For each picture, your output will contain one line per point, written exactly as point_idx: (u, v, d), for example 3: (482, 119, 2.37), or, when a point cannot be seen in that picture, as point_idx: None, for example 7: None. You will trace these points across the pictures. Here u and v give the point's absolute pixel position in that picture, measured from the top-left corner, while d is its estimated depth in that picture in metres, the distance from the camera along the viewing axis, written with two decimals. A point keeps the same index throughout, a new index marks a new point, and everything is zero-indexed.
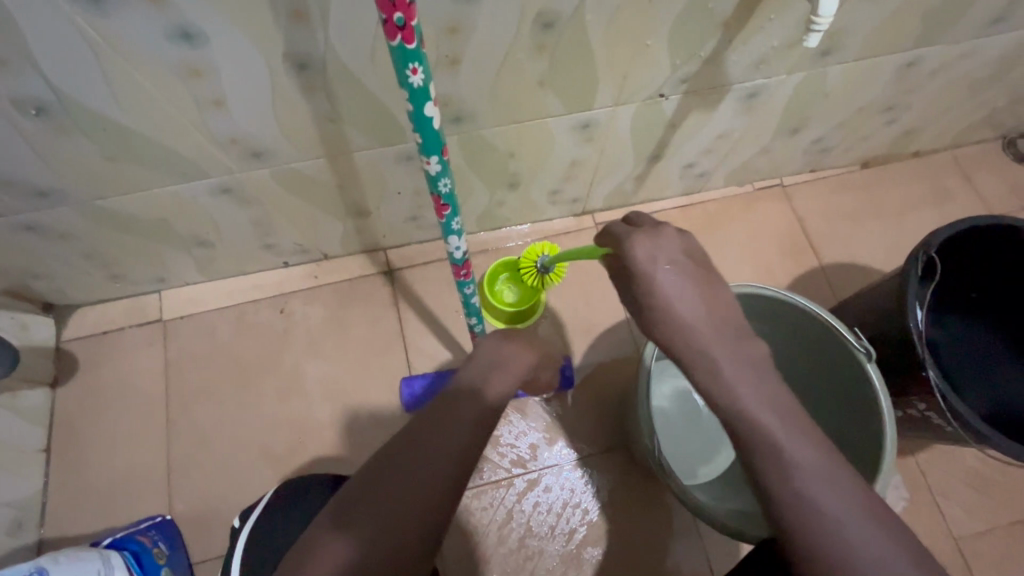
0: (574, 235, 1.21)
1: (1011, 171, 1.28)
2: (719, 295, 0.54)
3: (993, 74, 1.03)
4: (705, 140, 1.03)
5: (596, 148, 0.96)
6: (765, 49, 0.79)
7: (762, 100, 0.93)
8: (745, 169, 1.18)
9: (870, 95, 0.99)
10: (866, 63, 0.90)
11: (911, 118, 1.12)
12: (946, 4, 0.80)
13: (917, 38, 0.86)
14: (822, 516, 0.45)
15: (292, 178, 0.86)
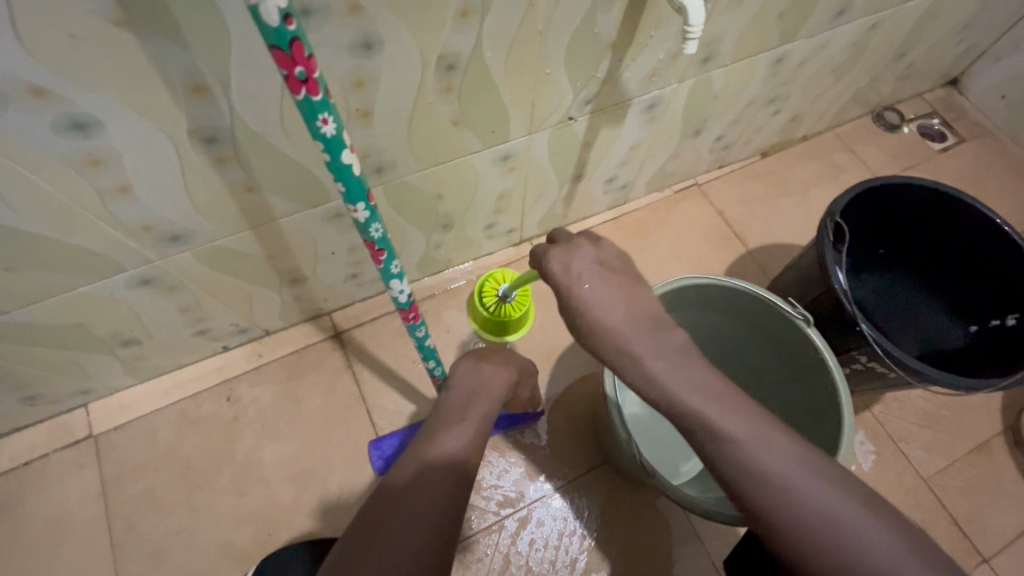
0: (516, 265, 1.23)
1: (885, 139, 1.44)
2: (618, 310, 0.56)
3: (851, 58, 1.17)
4: (621, 153, 1.09)
5: (522, 176, 1.00)
6: (653, 62, 0.86)
7: (661, 109, 1.00)
8: (660, 175, 1.26)
9: (753, 90, 1.10)
10: (742, 65, 1.00)
11: (792, 106, 1.24)
12: (797, 3, 0.91)
13: (780, 35, 0.96)
14: (810, 518, 0.47)
15: (219, 255, 0.83)
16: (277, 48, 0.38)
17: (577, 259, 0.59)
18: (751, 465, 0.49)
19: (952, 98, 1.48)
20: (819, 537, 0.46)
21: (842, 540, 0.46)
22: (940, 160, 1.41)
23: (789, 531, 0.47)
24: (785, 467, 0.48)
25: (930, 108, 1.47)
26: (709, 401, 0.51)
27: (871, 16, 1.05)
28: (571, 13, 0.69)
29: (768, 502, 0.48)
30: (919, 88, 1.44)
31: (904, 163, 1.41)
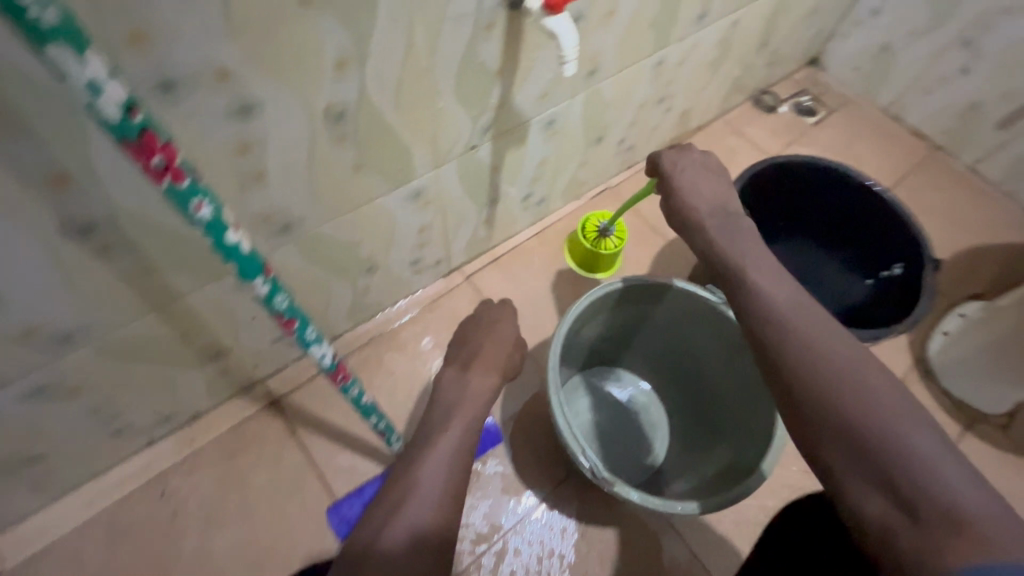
0: (451, 295, 1.22)
1: (767, 120, 1.56)
2: (713, 194, 0.77)
3: (721, 53, 1.26)
4: (532, 170, 1.11)
5: (436, 209, 1.00)
6: (542, 83, 0.89)
7: (559, 124, 1.04)
8: (574, 184, 1.30)
9: (641, 93, 1.16)
10: (626, 73, 1.05)
11: (680, 103, 1.33)
12: (662, 12, 0.97)
13: (654, 42, 1.03)
14: (827, 360, 0.56)
15: (122, 348, 0.76)
16: (123, 141, 0.36)
17: (681, 158, 0.80)
18: (781, 319, 0.61)
19: (816, 76, 1.63)
20: (824, 374, 0.55)
21: (843, 380, 0.54)
22: (817, 132, 1.55)
23: (800, 367, 0.56)
24: (811, 325, 0.59)
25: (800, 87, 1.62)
26: (761, 273, 0.67)
27: (730, 15, 1.15)
28: (452, 49, 0.70)
29: (786, 343, 0.59)
30: (786, 70, 1.58)
31: (786, 139, 1.54)
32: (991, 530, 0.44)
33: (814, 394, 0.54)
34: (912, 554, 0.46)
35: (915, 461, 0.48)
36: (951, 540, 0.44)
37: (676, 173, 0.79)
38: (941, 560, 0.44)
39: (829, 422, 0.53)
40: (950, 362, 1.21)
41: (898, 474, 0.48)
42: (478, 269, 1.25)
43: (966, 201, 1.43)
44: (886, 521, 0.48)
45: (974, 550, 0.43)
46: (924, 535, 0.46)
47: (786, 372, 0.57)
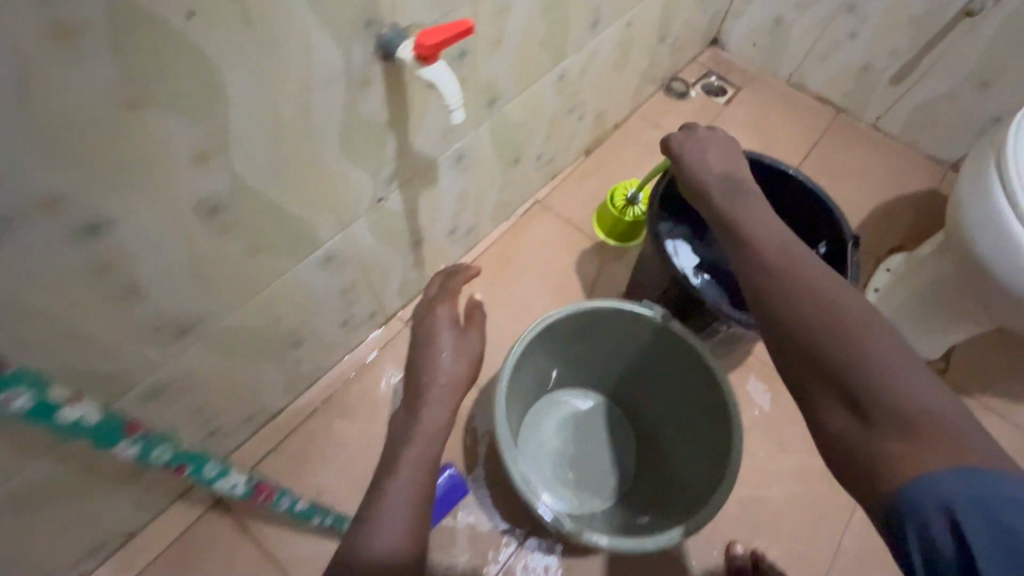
0: (393, 343, 1.16)
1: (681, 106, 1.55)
2: (724, 160, 0.75)
3: (622, 54, 1.25)
4: (447, 205, 1.06)
5: (357, 267, 0.94)
6: (439, 121, 0.84)
7: (469, 156, 1.00)
8: (499, 206, 1.26)
9: (549, 108, 1.13)
10: (521, 91, 1.00)
11: (592, 107, 1.31)
12: (551, 29, 0.94)
13: (549, 58, 1.00)
14: (809, 286, 0.55)
15: (14, 499, 0.68)
16: None
17: (688, 137, 0.78)
18: (767, 257, 0.59)
19: (721, 54, 1.55)
20: (794, 300, 0.54)
21: (810, 305, 0.53)
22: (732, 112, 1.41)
23: (773, 295, 0.56)
24: (788, 259, 0.58)
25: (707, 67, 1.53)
26: (759, 219, 0.65)
27: (623, 17, 1.13)
28: (329, 112, 0.65)
29: (762, 275, 0.58)
30: (691, 53, 1.51)
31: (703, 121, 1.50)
32: (947, 439, 0.42)
33: (787, 319, 0.54)
34: (867, 465, 0.45)
35: (874, 377, 0.47)
36: (903, 450, 0.43)
37: (682, 150, 0.77)
38: (892, 470, 0.43)
39: (795, 344, 0.52)
40: (893, 323, 1.21)
41: (856, 389, 0.47)
42: (417, 310, 1.20)
43: (886, 157, 1.38)
44: (847, 432, 0.48)
45: (926, 459, 0.42)
46: (878, 443, 0.45)
47: (761, 303, 0.57)
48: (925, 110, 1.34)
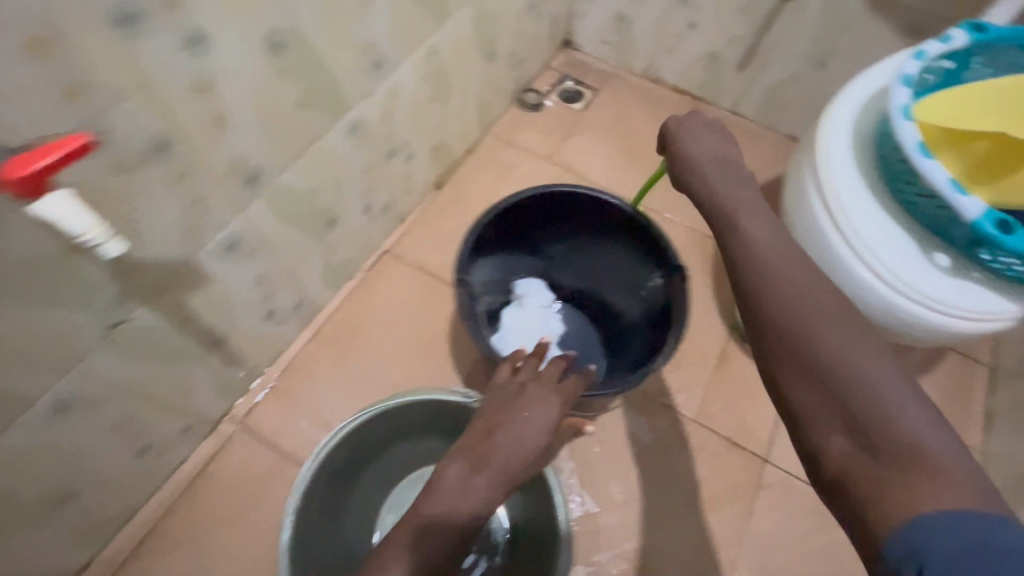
0: (217, 466, 0.84)
1: (555, 111, 1.30)
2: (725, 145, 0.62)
3: (453, 68, 0.95)
4: (250, 299, 0.76)
5: (120, 396, 0.64)
6: (178, 217, 0.57)
7: (253, 239, 0.70)
8: (335, 269, 0.93)
9: (353, 166, 0.83)
10: (310, 148, 0.71)
11: (417, 144, 0.97)
12: (307, 86, 0.64)
13: (327, 111, 0.70)
14: (795, 292, 0.45)
15: None
16: None
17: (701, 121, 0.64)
18: (760, 253, 0.49)
19: (573, 58, 1.39)
20: (792, 306, 0.44)
21: (813, 314, 0.43)
22: (591, 116, 1.30)
23: (767, 292, 0.46)
24: (788, 254, 0.48)
25: (559, 73, 1.36)
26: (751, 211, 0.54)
27: (419, 45, 0.82)
28: None
29: (758, 270, 0.48)
30: (540, 60, 1.32)
31: (560, 135, 1.26)
32: (951, 477, 0.34)
33: (784, 325, 0.43)
34: (863, 495, 0.36)
35: (884, 404, 0.37)
36: (913, 484, 0.34)
37: (681, 133, 0.63)
38: (898, 502, 0.34)
39: (790, 351, 0.42)
40: None
41: (863, 412, 0.38)
42: (251, 412, 0.88)
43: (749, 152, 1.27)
44: (843, 462, 0.37)
45: (936, 496, 0.33)
46: (889, 482, 0.35)
47: (755, 302, 0.46)
48: (773, 96, 1.23)
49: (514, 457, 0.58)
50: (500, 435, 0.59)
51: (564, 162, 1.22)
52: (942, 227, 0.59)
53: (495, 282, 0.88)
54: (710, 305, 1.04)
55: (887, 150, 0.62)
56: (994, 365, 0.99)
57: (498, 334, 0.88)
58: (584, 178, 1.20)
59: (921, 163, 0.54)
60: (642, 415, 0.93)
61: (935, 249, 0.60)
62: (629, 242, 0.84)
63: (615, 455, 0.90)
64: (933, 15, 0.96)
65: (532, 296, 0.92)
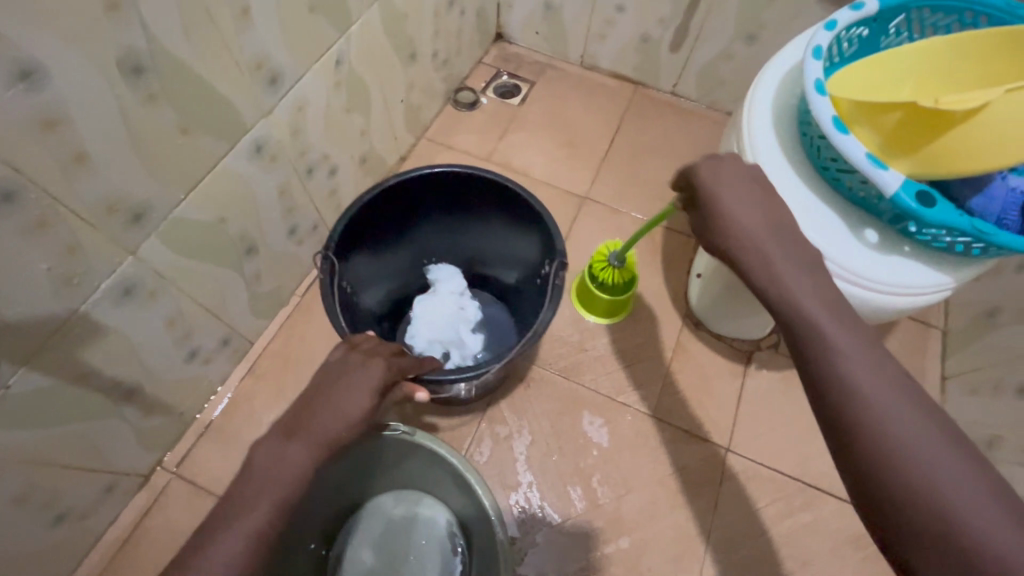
0: (150, 521, 0.78)
1: (491, 107, 1.26)
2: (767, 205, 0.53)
3: (370, 74, 0.90)
4: (164, 344, 0.71)
5: (13, 466, 0.59)
6: (48, 269, 0.52)
7: (155, 281, 0.65)
8: (265, 296, 0.88)
9: (266, 189, 0.78)
10: (208, 177, 0.66)
11: (339, 157, 0.92)
12: (188, 112, 0.59)
13: (222, 135, 0.65)
14: (887, 419, 0.39)
15: None
16: None
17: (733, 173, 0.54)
18: (835, 364, 0.42)
19: (506, 51, 1.35)
20: (875, 420, 0.39)
21: (900, 430, 0.38)
22: (529, 110, 1.26)
23: (852, 416, 0.40)
24: (860, 346, 0.42)
25: (493, 69, 1.32)
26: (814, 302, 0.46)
27: (324, 55, 0.77)
28: None
29: (834, 368, 0.42)
30: (471, 57, 1.27)
31: (497, 132, 1.22)
32: None
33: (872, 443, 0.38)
34: None
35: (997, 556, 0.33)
36: None
37: (719, 192, 0.53)
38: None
39: (881, 478, 0.37)
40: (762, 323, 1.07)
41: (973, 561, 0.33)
42: (184, 458, 0.82)
43: (692, 132, 1.24)
44: None
45: None
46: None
47: (831, 403, 0.41)
48: (710, 73, 1.20)
49: (329, 428, 0.49)
50: (310, 405, 0.51)
51: (503, 161, 1.18)
52: (868, 201, 0.57)
53: (376, 279, 0.85)
54: (662, 295, 1.01)
55: (807, 125, 0.60)
56: (947, 328, 0.98)
57: (410, 326, 0.87)
58: (526, 174, 1.16)
59: (838, 139, 0.52)
60: (601, 417, 0.91)
61: (865, 226, 0.58)
62: (498, 212, 0.83)
63: (575, 462, 0.87)
64: None
65: (444, 282, 0.89)
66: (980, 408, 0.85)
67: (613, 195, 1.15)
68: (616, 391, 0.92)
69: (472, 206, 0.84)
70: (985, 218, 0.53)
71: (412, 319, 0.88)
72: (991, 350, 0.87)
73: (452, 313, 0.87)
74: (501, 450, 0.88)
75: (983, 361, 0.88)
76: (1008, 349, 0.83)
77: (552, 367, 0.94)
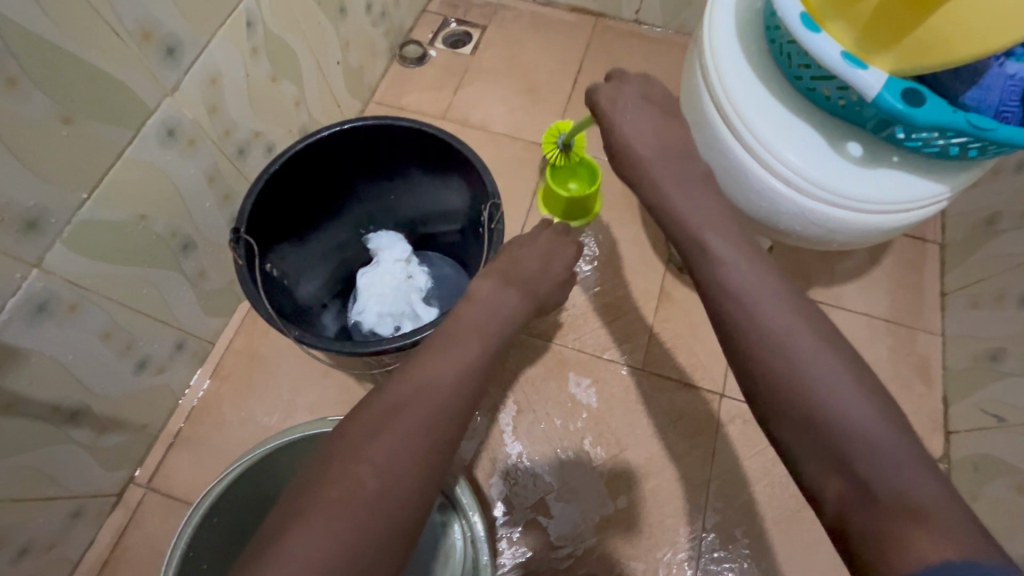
0: (128, 538, 0.75)
1: (442, 58, 1.16)
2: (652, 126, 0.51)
3: (293, 34, 0.81)
4: (103, 357, 0.66)
5: None
6: None
7: (72, 294, 0.58)
8: (216, 292, 0.82)
9: (194, 178, 0.71)
10: (117, 171, 0.59)
11: (275, 135, 0.84)
12: (65, 97, 0.51)
13: (120, 120, 0.57)
14: (755, 313, 0.39)
15: None
16: None
17: (624, 93, 0.53)
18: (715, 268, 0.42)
19: None
20: (763, 327, 0.38)
21: (768, 326, 0.38)
22: (482, 59, 1.16)
23: (729, 313, 0.40)
24: (735, 249, 0.42)
25: (440, 17, 1.21)
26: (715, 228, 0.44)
27: (231, 16, 0.68)
28: None
29: (713, 275, 0.42)
30: (413, 6, 1.16)
31: (451, 87, 1.12)
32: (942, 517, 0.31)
33: (761, 350, 0.38)
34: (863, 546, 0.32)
35: (862, 440, 0.33)
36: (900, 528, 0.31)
37: (617, 115, 0.52)
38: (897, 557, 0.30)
39: (769, 380, 0.37)
40: None
41: (850, 448, 0.33)
42: (158, 471, 0.79)
43: (660, 63, 1.15)
44: (838, 503, 0.33)
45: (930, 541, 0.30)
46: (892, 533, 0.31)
47: (726, 320, 0.40)
48: None
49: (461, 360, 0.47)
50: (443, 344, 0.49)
51: (460, 117, 1.09)
52: (847, 110, 0.50)
53: (308, 266, 0.81)
54: (641, 241, 0.95)
55: (775, 30, 0.52)
56: (944, 242, 0.93)
57: (357, 302, 0.85)
58: (485, 129, 1.08)
59: (807, 38, 0.45)
60: (587, 378, 0.87)
61: (847, 139, 0.51)
62: (416, 164, 0.79)
63: (566, 427, 0.84)
64: None
65: (386, 250, 0.85)
66: (984, 321, 0.81)
67: None
68: (602, 348, 0.88)
69: (389, 163, 0.79)
70: (982, 112, 0.47)
71: (358, 292, 0.85)
72: (991, 260, 0.82)
73: (400, 283, 0.84)
74: (486, 423, 0.84)
75: (984, 273, 0.83)
76: (1011, 258, 0.78)
77: (533, 331, 0.89)
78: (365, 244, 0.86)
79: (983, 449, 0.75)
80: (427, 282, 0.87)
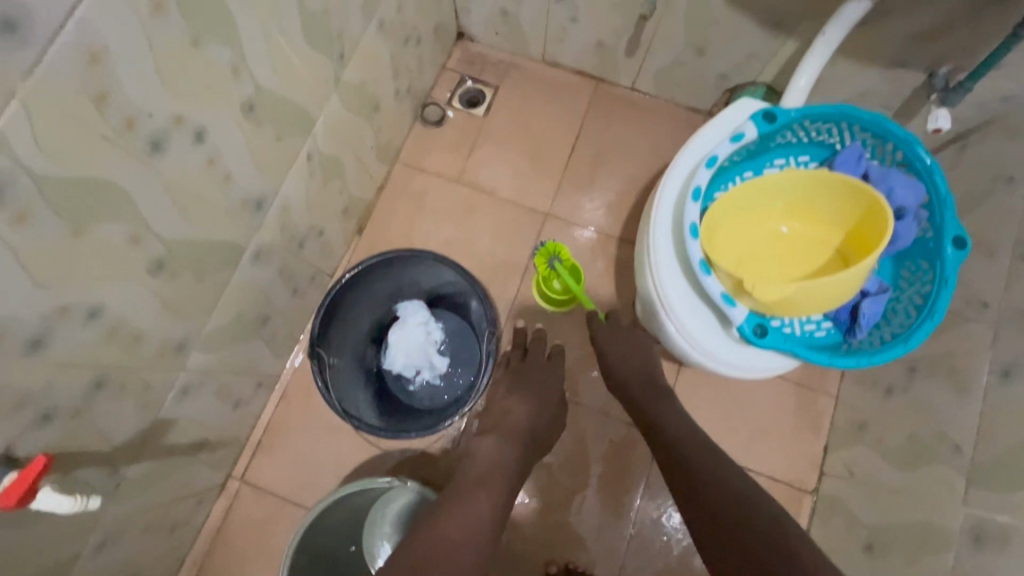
0: (231, 513, 1.08)
1: (458, 118, 1.32)
2: (625, 350, 0.98)
3: (339, 146, 1.00)
4: (216, 406, 0.94)
5: (139, 514, 0.85)
6: (133, 405, 0.72)
7: (201, 377, 0.85)
8: (283, 342, 1.09)
9: (270, 276, 0.95)
10: (222, 297, 0.83)
11: (325, 221, 1.07)
12: (200, 265, 0.75)
13: (229, 263, 0.81)
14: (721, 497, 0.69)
15: None
16: None
17: (607, 325, 1.05)
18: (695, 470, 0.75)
19: (469, 51, 1.37)
20: (731, 505, 0.67)
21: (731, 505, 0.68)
22: (493, 121, 1.32)
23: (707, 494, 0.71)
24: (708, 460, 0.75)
25: (457, 74, 1.35)
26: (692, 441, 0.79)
27: (297, 160, 0.88)
28: None
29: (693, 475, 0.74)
30: (433, 68, 1.30)
31: (466, 149, 1.30)
32: None
33: (715, 518, 0.67)
34: None
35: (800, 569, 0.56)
36: None
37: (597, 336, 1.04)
38: None
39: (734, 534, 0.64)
40: None
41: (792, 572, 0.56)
42: (248, 468, 1.10)
43: (648, 133, 1.31)
44: None
45: None
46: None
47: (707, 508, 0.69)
48: (664, 76, 1.24)
49: (494, 496, 0.78)
50: (456, 495, 0.76)
51: (472, 180, 1.28)
52: None
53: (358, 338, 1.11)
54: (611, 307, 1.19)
55: None
56: None
57: (387, 354, 1.09)
58: (493, 194, 1.27)
59: (702, 278, 0.67)
60: None
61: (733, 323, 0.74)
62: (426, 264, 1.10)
63: None
64: (791, 12, 0.96)
65: (412, 316, 1.09)
66: (860, 398, 1.07)
67: (572, 208, 1.27)
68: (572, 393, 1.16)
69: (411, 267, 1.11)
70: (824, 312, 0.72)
71: (388, 346, 1.09)
72: None
73: (422, 340, 1.09)
74: None
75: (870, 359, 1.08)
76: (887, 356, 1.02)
77: None
78: (398, 310, 1.11)
79: (838, 492, 1.04)
80: (442, 336, 1.13)
